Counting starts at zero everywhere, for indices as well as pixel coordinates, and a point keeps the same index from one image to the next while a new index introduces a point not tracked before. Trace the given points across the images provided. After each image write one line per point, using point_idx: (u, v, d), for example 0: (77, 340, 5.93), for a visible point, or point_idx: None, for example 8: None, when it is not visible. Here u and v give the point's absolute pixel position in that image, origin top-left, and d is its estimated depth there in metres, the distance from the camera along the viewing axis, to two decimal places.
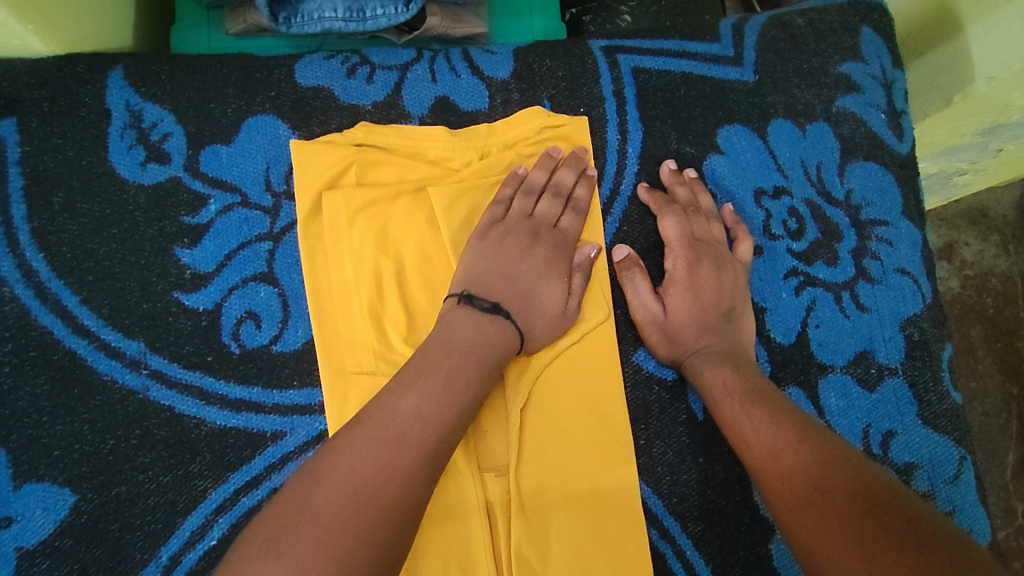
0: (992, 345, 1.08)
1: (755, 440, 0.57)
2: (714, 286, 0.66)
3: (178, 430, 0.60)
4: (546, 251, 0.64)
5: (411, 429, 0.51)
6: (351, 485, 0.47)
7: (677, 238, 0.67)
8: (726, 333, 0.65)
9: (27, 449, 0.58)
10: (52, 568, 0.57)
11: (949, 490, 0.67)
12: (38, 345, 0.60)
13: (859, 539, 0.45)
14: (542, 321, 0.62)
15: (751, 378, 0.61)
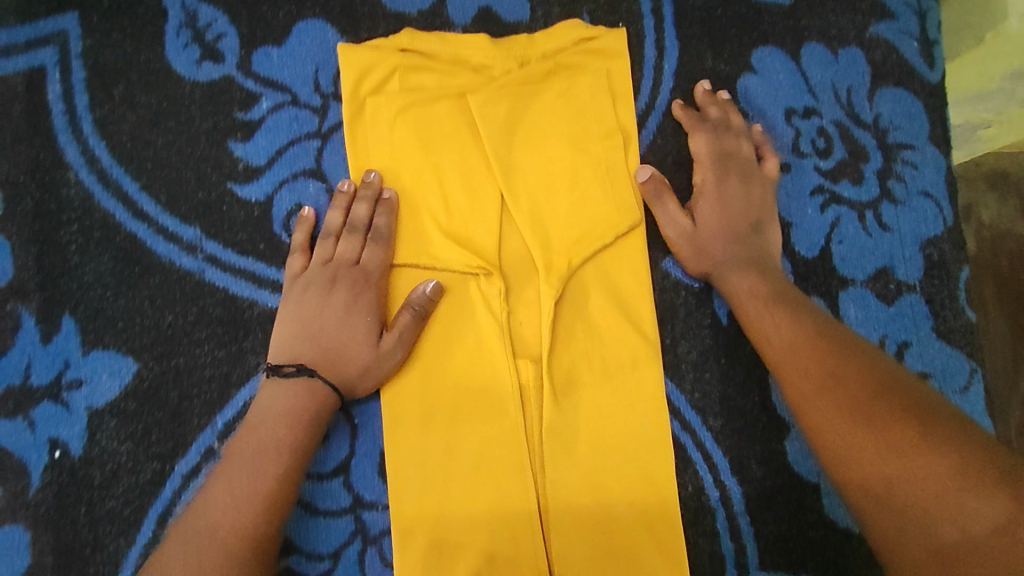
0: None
1: (777, 345, 0.60)
2: (744, 201, 0.68)
3: (233, 309, 0.64)
4: (347, 294, 0.62)
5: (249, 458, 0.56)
6: (211, 518, 0.52)
7: (709, 156, 0.69)
8: (753, 246, 0.67)
9: (93, 321, 0.63)
10: (118, 426, 0.62)
11: (959, 399, 0.71)
12: (101, 226, 0.64)
13: (868, 416, 0.49)
14: (355, 367, 0.61)
15: (777, 283, 0.64)
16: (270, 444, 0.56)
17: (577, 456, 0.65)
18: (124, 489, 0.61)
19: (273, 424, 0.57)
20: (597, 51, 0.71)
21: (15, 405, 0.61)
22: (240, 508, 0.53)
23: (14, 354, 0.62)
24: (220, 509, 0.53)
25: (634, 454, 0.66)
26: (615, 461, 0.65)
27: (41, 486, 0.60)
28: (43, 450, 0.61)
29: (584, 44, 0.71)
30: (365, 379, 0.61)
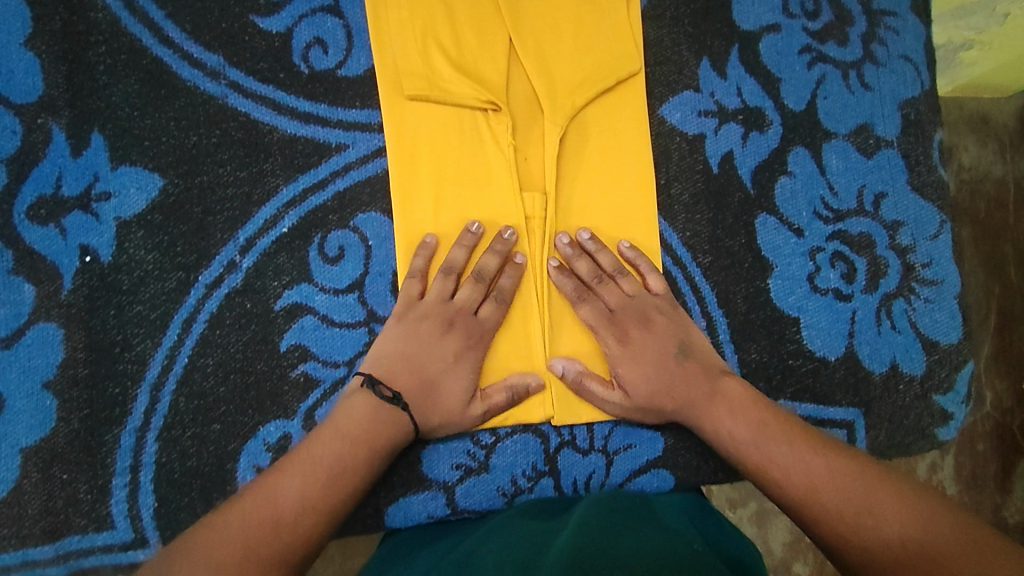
0: (980, 246, 1.05)
1: (809, 475, 0.54)
2: (647, 349, 0.65)
3: (254, 134, 0.67)
4: (458, 344, 0.63)
5: (330, 456, 0.55)
6: (281, 506, 0.51)
7: (604, 296, 0.67)
8: (668, 341, 0.66)
9: (121, 139, 0.66)
10: (144, 237, 0.65)
11: (929, 246, 0.76)
12: (128, 51, 0.67)
13: (859, 476, 0.53)
14: (440, 413, 0.62)
15: (669, 374, 0.64)
16: (345, 463, 0.55)
17: None
18: (151, 295, 0.64)
19: (338, 440, 0.56)
20: None
21: (46, 212, 0.64)
22: (305, 509, 0.52)
23: (46, 166, 0.64)
24: (293, 493, 0.52)
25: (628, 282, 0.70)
26: None
27: (73, 289, 0.64)
28: (74, 255, 0.64)
29: None
30: (445, 426, 0.63)
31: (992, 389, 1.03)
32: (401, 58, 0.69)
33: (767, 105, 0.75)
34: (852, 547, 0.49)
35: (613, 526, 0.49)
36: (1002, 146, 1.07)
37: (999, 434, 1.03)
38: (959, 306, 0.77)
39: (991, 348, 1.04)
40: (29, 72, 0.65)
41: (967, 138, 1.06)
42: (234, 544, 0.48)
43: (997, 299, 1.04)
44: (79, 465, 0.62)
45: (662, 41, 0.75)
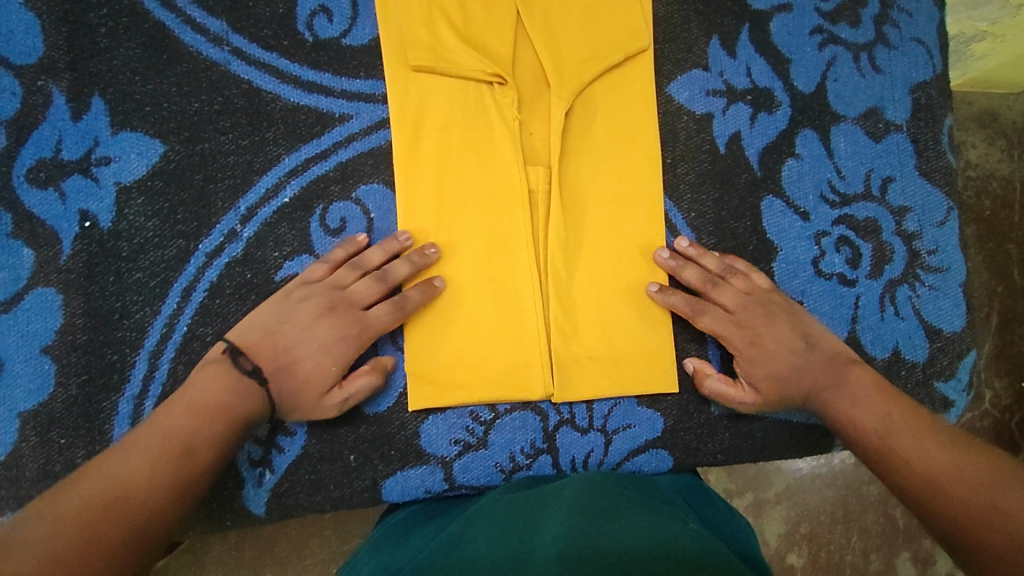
0: (985, 244, 1.05)
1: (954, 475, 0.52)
2: (776, 356, 0.65)
3: (256, 102, 0.67)
4: (332, 327, 0.61)
5: (180, 428, 0.53)
6: (118, 473, 0.49)
7: (742, 311, 0.66)
8: (792, 335, 0.65)
9: (122, 104, 0.65)
10: (144, 203, 0.64)
11: (935, 232, 0.76)
12: (130, 13, 0.66)
13: (982, 468, 0.51)
14: (290, 399, 0.59)
15: (773, 361, 0.65)
16: (182, 432, 0.53)
17: (580, 259, 0.69)
18: (150, 263, 0.64)
19: (183, 414, 0.54)
20: None
21: (45, 176, 0.63)
22: (141, 477, 0.49)
23: (46, 129, 0.64)
24: (128, 462, 0.50)
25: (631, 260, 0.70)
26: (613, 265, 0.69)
27: (72, 254, 0.63)
28: (73, 221, 0.63)
29: None
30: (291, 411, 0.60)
31: (992, 388, 1.03)
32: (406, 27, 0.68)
33: (777, 85, 0.74)
34: (990, 530, 0.47)
35: (590, 514, 0.46)
36: (1010, 143, 1.06)
37: (996, 433, 1.03)
38: (963, 294, 0.76)
39: (991, 347, 1.04)
40: (29, 33, 0.64)
41: (975, 134, 1.06)
42: (72, 509, 0.46)
43: (1000, 298, 1.04)
44: (76, 431, 0.62)
45: (672, 17, 0.74)
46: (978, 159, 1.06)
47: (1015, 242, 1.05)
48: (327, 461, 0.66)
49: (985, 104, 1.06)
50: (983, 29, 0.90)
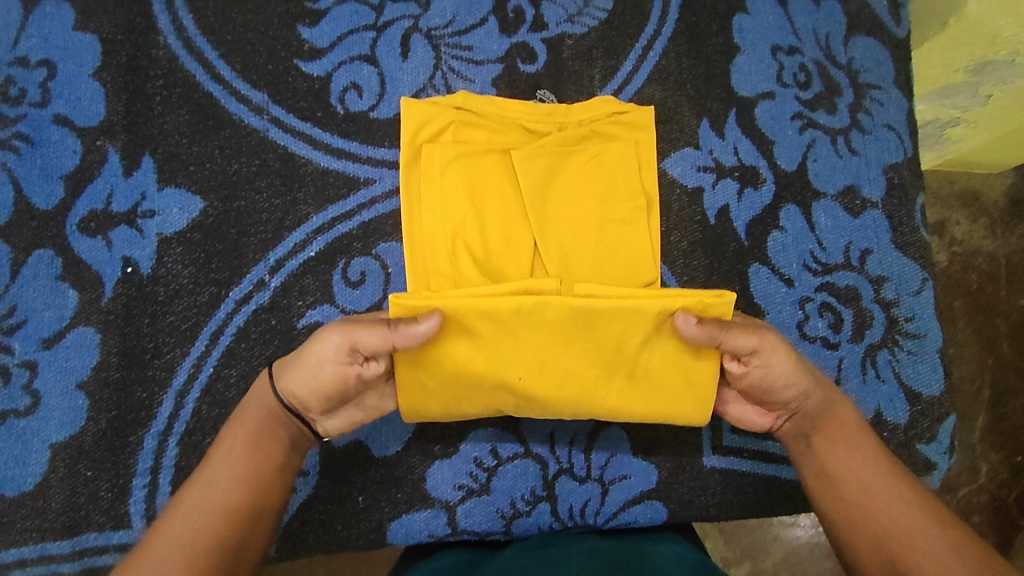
0: (973, 317, 1.10)
1: (933, 556, 0.52)
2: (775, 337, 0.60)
3: (290, 165, 0.74)
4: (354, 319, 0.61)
5: (248, 455, 0.56)
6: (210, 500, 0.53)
7: (789, 370, 0.58)
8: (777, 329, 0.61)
9: (169, 163, 0.72)
10: (182, 253, 0.70)
11: (911, 300, 0.81)
12: (183, 85, 0.74)
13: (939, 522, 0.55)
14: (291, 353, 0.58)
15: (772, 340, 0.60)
16: (261, 459, 0.56)
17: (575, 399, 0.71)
18: (183, 307, 0.69)
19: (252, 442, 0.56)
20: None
21: (95, 226, 0.69)
22: (230, 499, 0.53)
23: (100, 184, 0.70)
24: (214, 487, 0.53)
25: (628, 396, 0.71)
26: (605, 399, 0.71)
27: (113, 296, 0.68)
28: (117, 266, 0.69)
29: None
30: (288, 365, 0.57)
31: (988, 461, 1.07)
32: (455, 95, 0.75)
33: (762, 164, 0.82)
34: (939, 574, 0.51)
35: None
36: (993, 221, 1.13)
37: (995, 506, 1.06)
38: (939, 359, 0.81)
39: (985, 420, 1.08)
40: (93, 99, 0.72)
41: (957, 211, 1.13)
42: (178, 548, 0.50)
43: (991, 370, 1.09)
44: (103, 463, 0.65)
45: (666, 101, 0.82)
46: (963, 235, 1.12)
47: (1002, 316, 1.11)
48: (337, 501, 0.69)
49: (965, 183, 1.14)
50: (956, 117, 1.00)
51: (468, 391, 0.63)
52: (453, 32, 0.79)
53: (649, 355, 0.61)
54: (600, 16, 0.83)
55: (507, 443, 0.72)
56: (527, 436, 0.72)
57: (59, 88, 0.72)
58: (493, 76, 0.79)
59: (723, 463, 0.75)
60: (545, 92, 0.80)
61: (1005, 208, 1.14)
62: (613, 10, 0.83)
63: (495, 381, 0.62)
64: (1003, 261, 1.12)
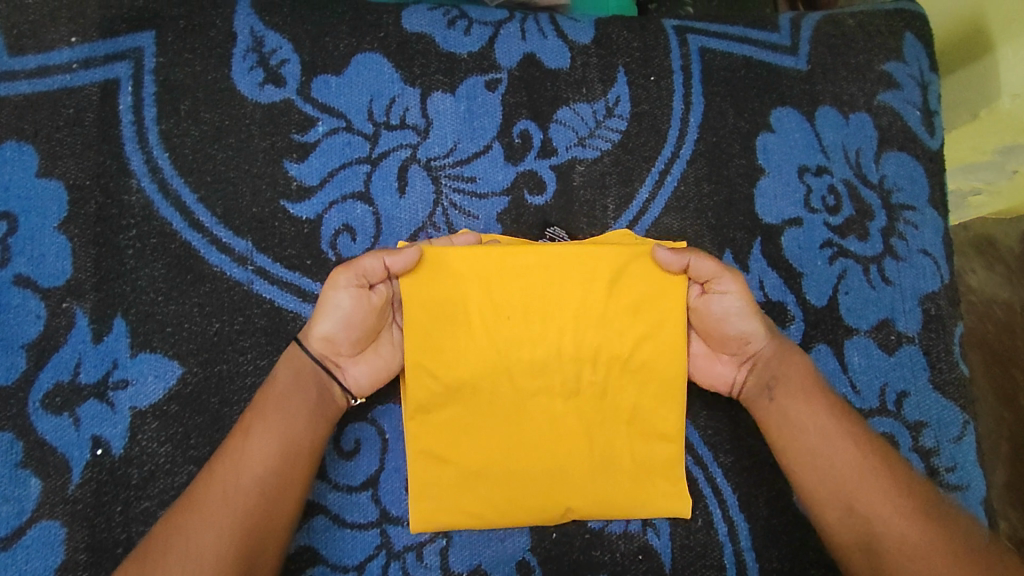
0: (990, 370, 0.98)
1: (891, 512, 0.56)
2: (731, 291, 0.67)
3: (277, 321, 0.67)
4: None
5: (265, 440, 0.57)
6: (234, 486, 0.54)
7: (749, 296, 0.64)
8: None
9: (143, 324, 0.65)
10: (158, 427, 0.64)
11: (952, 449, 0.75)
12: (158, 234, 0.67)
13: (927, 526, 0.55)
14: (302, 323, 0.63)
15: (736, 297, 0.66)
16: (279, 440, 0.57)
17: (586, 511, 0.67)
18: (159, 491, 0.62)
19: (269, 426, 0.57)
20: (619, 109, 0.77)
21: (61, 401, 0.63)
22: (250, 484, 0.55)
23: (65, 352, 0.64)
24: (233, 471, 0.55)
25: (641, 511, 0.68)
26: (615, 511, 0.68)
27: (81, 483, 0.62)
28: (85, 447, 0.62)
29: (609, 100, 0.77)
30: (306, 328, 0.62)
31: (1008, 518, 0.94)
32: (463, 230, 0.70)
33: (790, 299, 0.76)
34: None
35: None
36: (1009, 269, 1.00)
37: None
38: (984, 513, 0.74)
39: (1003, 478, 0.95)
40: (59, 256, 0.65)
41: (973, 260, 1.01)
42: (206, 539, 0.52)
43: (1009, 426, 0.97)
44: None
45: (686, 232, 0.75)
46: (977, 283, 1.01)
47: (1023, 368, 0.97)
48: None
49: (981, 228, 1.02)
50: (979, 188, 0.96)
51: (452, 339, 0.66)
52: (453, 161, 0.73)
53: (620, 298, 0.67)
54: (614, 140, 0.76)
55: None
56: None
57: (19, 244, 0.65)
58: (498, 210, 0.73)
59: None
60: (556, 229, 0.73)
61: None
62: (628, 130, 0.76)
63: (484, 318, 0.66)
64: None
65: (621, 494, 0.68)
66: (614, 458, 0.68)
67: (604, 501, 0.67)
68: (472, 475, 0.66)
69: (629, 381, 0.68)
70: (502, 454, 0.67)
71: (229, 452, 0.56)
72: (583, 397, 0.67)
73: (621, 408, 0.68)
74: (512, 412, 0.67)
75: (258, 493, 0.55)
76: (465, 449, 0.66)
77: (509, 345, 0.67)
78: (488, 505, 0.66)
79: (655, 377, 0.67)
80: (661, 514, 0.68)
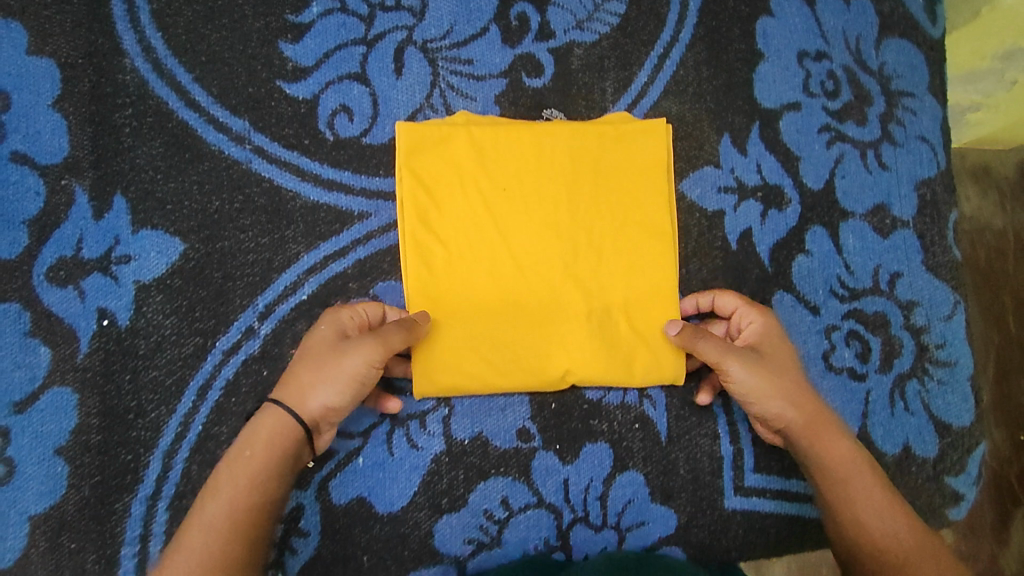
0: (981, 294, 0.91)
1: (892, 535, 0.58)
2: (778, 352, 0.66)
3: (277, 200, 0.67)
4: (331, 333, 0.61)
5: (252, 472, 0.56)
6: (211, 523, 0.54)
7: (789, 376, 0.64)
8: (783, 352, 0.66)
9: (143, 202, 0.65)
10: (163, 301, 0.65)
11: (942, 327, 0.77)
12: (154, 113, 0.67)
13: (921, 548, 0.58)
14: (308, 372, 0.58)
15: (778, 349, 0.66)
16: (258, 478, 0.56)
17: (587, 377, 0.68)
18: (168, 361, 0.64)
19: (257, 455, 0.56)
20: None
21: (65, 275, 0.64)
22: (230, 521, 0.54)
23: (67, 228, 0.64)
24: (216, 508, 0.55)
25: (640, 373, 0.69)
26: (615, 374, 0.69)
27: (90, 352, 0.63)
28: (92, 319, 0.64)
29: None
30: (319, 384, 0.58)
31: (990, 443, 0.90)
32: (462, 111, 0.70)
33: (787, 183, 0.76)
34: None
35: None
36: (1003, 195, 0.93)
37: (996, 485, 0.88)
38: (971, 388, 0.77)
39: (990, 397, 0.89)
40: (54, 133, 0.65)
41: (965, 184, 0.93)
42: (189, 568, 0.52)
43: (997, 350, 0.91)
44: (88, 534, 0.61)
45: (684, 116, 0.75)
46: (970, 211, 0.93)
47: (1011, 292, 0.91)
48: (340, 562, 0.65)
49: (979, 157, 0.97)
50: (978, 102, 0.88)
51: (457, 202, 0.68)
52: (450, 44, 0.72)
53: (605, 170, 0.70)
54: (612, 23, 0.75)
55: (518, 493, 0.68)
56: (539, 485, 0.69)
57: (14, 121, 0.65)
58: (496, 92, 0.72)
59: (744, 506, 0.72)
60: (553, 112, 0.73)
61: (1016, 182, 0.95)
62: (626, 14, 0.75)
63: (488, 194, 0.69)
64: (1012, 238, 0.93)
65: (619, 357, 0.69)
66: (613, 324, 0.69)
67: (603, 364, 0.68)
68: (473, 337, 0.67)
69: (621, 249, 0.70)
70: (503, 318, 0.68)
71: (194, 505, 0.55)
72: (580, 263, 0.69)
73: (616, 274, 0.69)
74: (511, 278, 0.68)
75: (225, 533, 0.54)
76: (466, 310, 0.67)
77: (513, 218, 0.69)
78: (486, 367, 0.67)
79: (647, 242, 0.70)
80: (662, 377, 0.69)
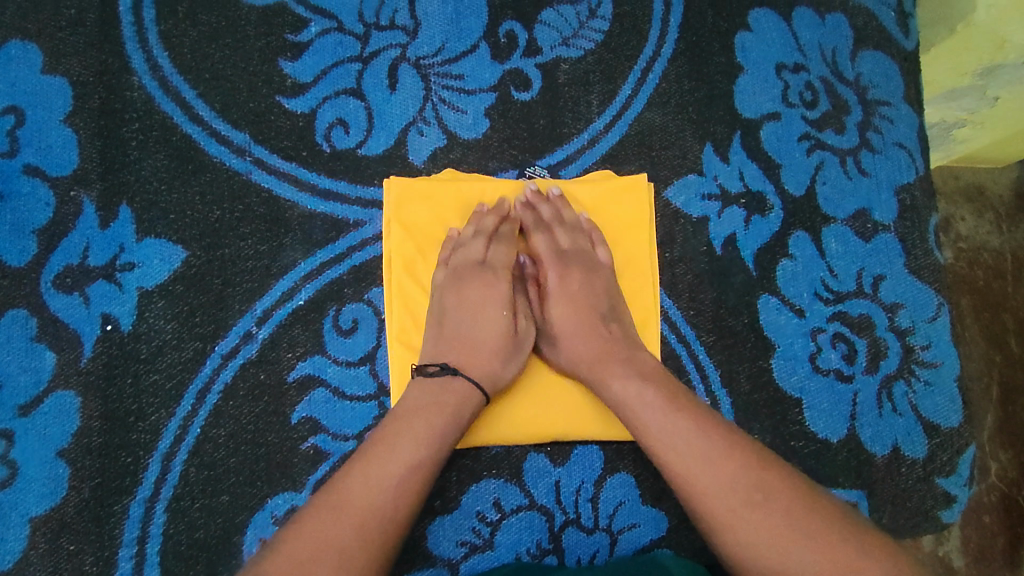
0: (980, 315, 1.01)
1: (754, 523, 0.52)
2: (547, 238, 0.71)
3: (275, 209, 0.70)
4: (450, 296, 0.67)
5: (422, 429, 0.58)
6: (389, 472, 0.55)
7: (546, 254, 0.70)
8: (552, 241, 0.70)
9: (147, 212, 0.68)
10: (164, 306, 0.67)
11: (927, 328, 0.78)
12: (160, 127, 0.70)
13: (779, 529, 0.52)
14: (484, 349, 0.65)
15: (556, 242, 0.70)
16: (434, 425, 0.58)
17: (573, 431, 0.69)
18: (168, 364, 0.66)
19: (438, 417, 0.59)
20: (599, 11, 0.79)
21: (71, 281, 0.66)
22: (404, 471, 0.55)
23: (74, 237, 0.67)
24: (372, 467, 0.55)
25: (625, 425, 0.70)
26: (601, 428, 0.70)
27: (93, 357, 0.65)
28: (95, 324, 0.66)
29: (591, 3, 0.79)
30: (498, 357, 0.65)
31: (997, 460, 0.98)
32: (449, 168, 0.73)
33: (769, 189, 0.78)
34: None
35: None
36: (999, 217, 1.04)
37: (1005, 507, 0.97)
38: (958, 389, 0.78)
39: (993, 419, 0.99)
40: (65, 147, 0.68)
41: (962, 207, 1.04)
42: (356, 512, 0.52)
43: (999, 369, 1.00)
44: (88, 535, 0.63)
45: (668, 126, 0.78)
46: (966, 232, 1.03)
47: (1010, 312, 1.01)
48: None
49: (972, 178, 1.04)
50: (963, 118, 0.93)
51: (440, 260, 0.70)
52: (442, 60, 0.75)
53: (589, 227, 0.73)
54: (596, 39, 0.79)
55: (510, 495, 0.69)
56: (531, 487, 0.69)
57: (28, 136, 0.68)
58: (486, 105, 0.75)
59: None
60: (536, 168, 0.75)
61: (1010, 203, 1.04)
62: (610, 30, 0.79)
63: None
64: (1009, 257, 1.03)
65: (605, 410, 0.70)
66: None
67: (589, 417, 0.69)
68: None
69: None
70: None
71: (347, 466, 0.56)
72: None
73: None
74: None
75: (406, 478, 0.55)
76: None
77: None
78: (471, 422, 0.68)
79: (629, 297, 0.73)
80: None
